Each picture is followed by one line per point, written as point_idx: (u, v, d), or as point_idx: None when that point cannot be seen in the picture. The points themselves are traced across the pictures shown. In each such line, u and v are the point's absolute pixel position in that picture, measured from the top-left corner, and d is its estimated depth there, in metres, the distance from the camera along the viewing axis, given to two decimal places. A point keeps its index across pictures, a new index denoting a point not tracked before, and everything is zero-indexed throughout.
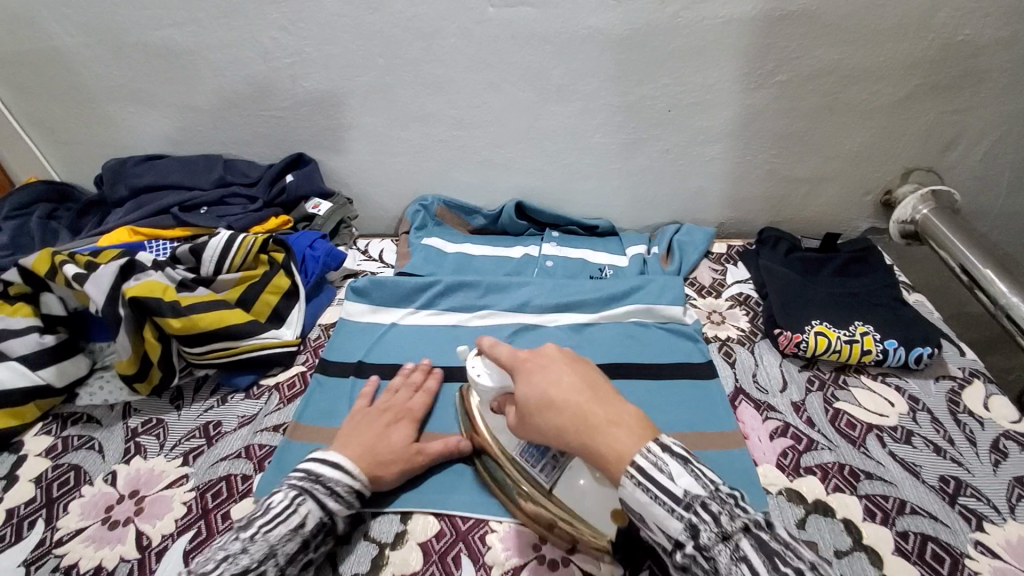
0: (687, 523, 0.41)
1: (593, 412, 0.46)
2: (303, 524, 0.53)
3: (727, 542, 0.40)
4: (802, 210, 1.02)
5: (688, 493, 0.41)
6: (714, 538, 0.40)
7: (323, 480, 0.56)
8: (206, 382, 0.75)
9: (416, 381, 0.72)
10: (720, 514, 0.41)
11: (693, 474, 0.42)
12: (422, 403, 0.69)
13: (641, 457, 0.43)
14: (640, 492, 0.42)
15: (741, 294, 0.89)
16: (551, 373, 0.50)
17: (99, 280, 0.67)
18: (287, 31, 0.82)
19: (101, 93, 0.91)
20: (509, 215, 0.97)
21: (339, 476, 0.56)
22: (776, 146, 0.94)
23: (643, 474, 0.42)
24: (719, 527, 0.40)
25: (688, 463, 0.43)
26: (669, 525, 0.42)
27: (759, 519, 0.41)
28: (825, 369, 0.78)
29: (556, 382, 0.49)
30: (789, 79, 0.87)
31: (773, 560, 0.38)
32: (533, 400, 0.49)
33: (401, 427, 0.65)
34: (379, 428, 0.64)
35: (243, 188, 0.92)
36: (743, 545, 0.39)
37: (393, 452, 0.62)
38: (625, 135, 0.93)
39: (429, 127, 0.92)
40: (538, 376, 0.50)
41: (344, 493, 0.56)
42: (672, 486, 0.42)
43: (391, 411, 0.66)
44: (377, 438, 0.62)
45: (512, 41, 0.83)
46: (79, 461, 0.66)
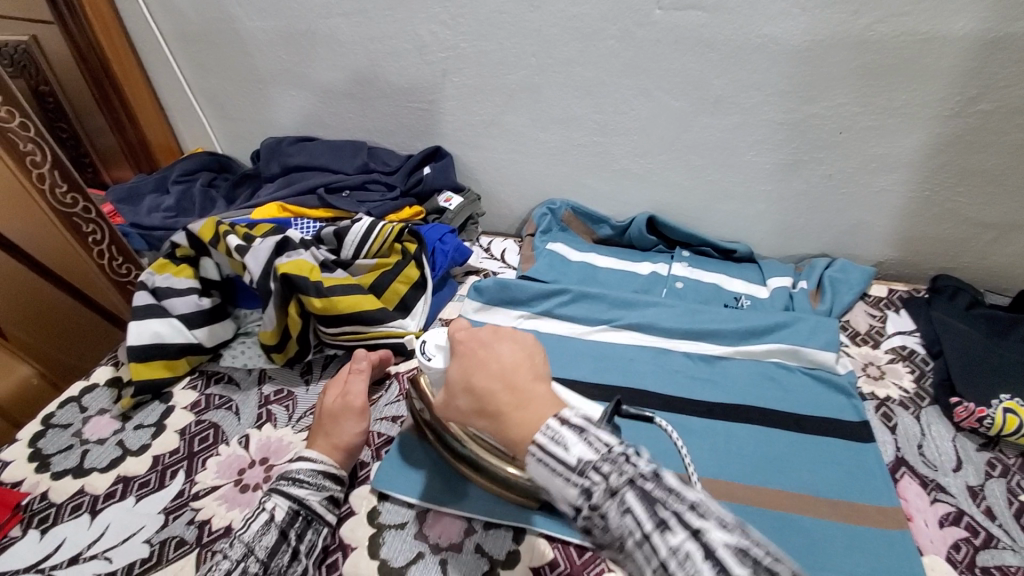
0: (581, 489, 0.36)
1: (505, 400, 0.41)
2: (273, 515, 0.55)
3: (614, 500, 0.35)
4: (983, 259, 0.88)
5: (581, 459, 0.37)
6: (605, 497, 0.35)
7: (285, 474, 0.59)
8: (334, 360, 0.77)
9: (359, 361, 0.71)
10: (612, 474, 0.36)
11: (590, 438, 0.38)
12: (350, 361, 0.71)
13: (540, 434, 0.38)
14: (538, 466, 0.38)
15: (904, 347, 0.78)
16: (479, 354, 0.44)
17: (258, 254, 0.71)
18: (445, 26, 0.82)
19: (267, 75, 0.97)
20: (640, 229, 0.92)
21: (298, 465, 0.59)
22: (965, 183, 0.81)
23: (540, 449, 0.38)
24: (608, 484, 0.35)
25: (583, 430, 0.38)
26: (567, 494, 0.37)
27: (647, 470, 0.36)
28: (1010, 453, 0.66)
29: (476, 367, 0.43)
30: (996, 109, 0.74)
31: (654, 506, 0.34)
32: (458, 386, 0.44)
33: (334, 394, 0.67)
34: (321, 411, 0.66)
35: (382, 176, 0.94)
36: (628, 498, 0.34)
37: (335, 420, 0.64)
38: (783, 155, 0.84)
39: (569, 131, 0.89)
40: (457, 368, 0.45)
41: (305, 477, 0.58)
42: (566, 456, 0.37)
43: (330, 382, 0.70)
44: (332, 423, 0.64)
45: (674, 46, 0.77)
46: (218, 420, 0.71)
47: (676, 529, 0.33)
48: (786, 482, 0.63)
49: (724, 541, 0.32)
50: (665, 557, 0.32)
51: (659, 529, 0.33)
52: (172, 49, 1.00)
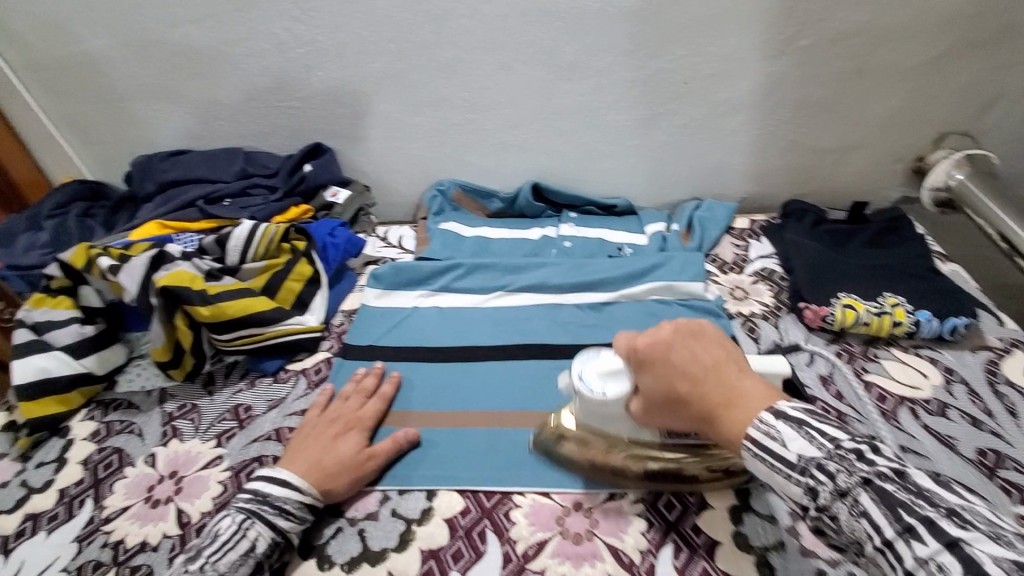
0: (805, 487, 0.40)
1: (712, 399, 0.46)
2: (255, 547, 0.54)
3: (847, 501, 0.39)
4: (828, 181, 0.99)
5: (804, 457, 0.40)
6: (833, 496, 0.39)
7: (270, 499, 0.56)
8: (235, 367, 0.77)
9: (368, 386, 0.71)
10: (840, 475, 0.39)
11: (812, 436, 0.41)
12: (375, 409, 0.68)
13: (755, 431, 0.43)
14: (756, 462, 0.42)
15: (765, 269, 0.88)
16: (668, 357, 0.48)
17: (132, 271, 0.71)
18: (300, 21, 0.83)
19: (127, 92, 0.93)
20: (526, 198, 0.97)
21: (286, 494, 0.56)
22: (799, 116, 0.91)
23: (755, 443, 0.42)
24: (836, 485, 0.39)
25: (802, 427, 0.41)
26: (790, 490, 0.41)
27: (886, 471, 0.38)
28: (854, 342, 0.76)
29: (671, 371, 0.48)
30: (812, 45, 0.84)
31: (897, 511, 0.36)
32: (659, 391, 0.49)
33: (351, 435, 0.64)
34: (325, 441, 0.62)
35: (263, 180, 0.94)
36: (863, 500, 0.38)
37: (342, 462, 0.61)
38: (642, 110, 0.91)
39: (443, 112, 0.92)
40: (648, 374, 0.50)
41: (295, 510, 0.56)
42: (785, 452, 0.41)
43: (339, 419, 0.65)
44: (324, 449, 0.61)
45: (522, 19, 0.82)
46: (121, 445, 0.70)
47: (926, 539, 0.35)
48: None
49: (993, 553, 0.33)
50: (912, 564, 0.35)
51: (903, 535, 0.36)
52: (16, 77, 0.94)
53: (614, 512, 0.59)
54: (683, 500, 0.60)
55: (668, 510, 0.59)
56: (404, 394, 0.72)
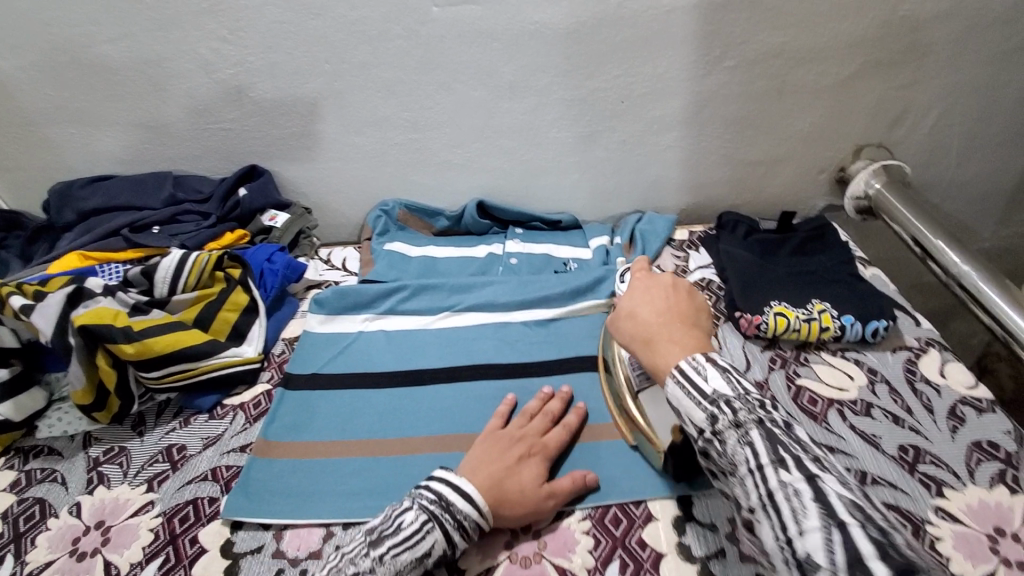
0: (709, 414, 0.44)
1: (662, 333, 0.51)
2: (429, 552, 0.53)
3: (738, 431, 0.43)
4: (760, 192, 1.03)
5: (717, 393, 0.45)
6: (728, 426, 0.43)
7: (453, 509, 0.54)
8: (168, 405, 0.74)
9: (555, 412, 0.67)
10: (741, 411, 0.43)
11: (731, 379, 0.45)
12: (559, 436, 0.64)
13: (685, 364, 0.47)
14: (676, 389, 0.47)
15: (704, 279, 0.91)
16: (649, 293, 0.56)
17: (45, 310, 0.67)
18: (229, 42, 0.81)
19: (41, 116, 0.88)
20: (471, 215, 0.97)
21: (465, 510, 0.54)
22: (730, 131, 0.95)
23: (682, 373, 0.47)
24: (734, 418, 0.43)
25: (726, 371, 0.46)
26: (693, 415, 0.45)
27: (781, 421, 0.43)
28: (786, 348, 0.80)
29: (645, 302, 0.55)
30: (737, 64, 0.87)
31: (778, 448, 0.41)
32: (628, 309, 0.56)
33: (533, 461, 0.61)
34: (510, 460, 0.60)
35: (195, 205, 0.90)
36: (752, 434, 0.42)
37: (524, 488, 0.58)
38: (581, 128, 0.93)
39: (384, 131, 0.91)
40: (629, 297, 0.57)
41: (470, 528, 0.54)
42: (703, 386, 0.45)
43: (525, 442, 0.62)
44: (507, 468, 0.59)
45: (458, 39, 0.82)
46: (43, 494, 0.65)
47: (793, 470, 0.40)
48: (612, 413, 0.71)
49: (838, 491, 0.38)
50: (773, 487, 0.40)
51: (775, 464, 0.41)
52: None
53: (562, 532, 0.60)
54: (629, 515, 0.61)
55: (615, 526, 0.60)
56: (349, 423, 0.71)
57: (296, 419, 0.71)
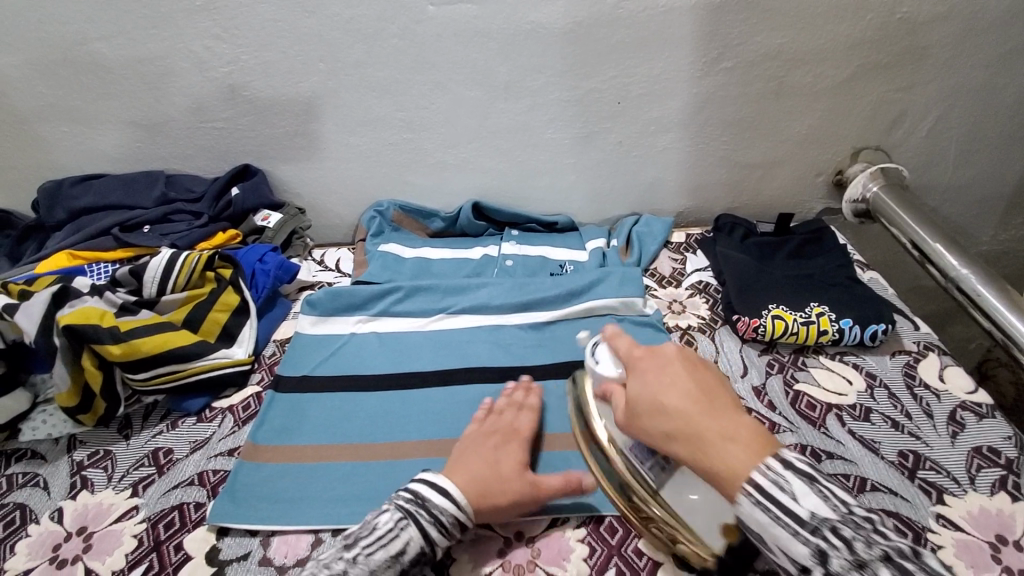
0: (815, 548, 0.39)
1: (709, 425, 0.44)
2: (404, 551, 0.51)
3: (863, 572, 0.37)
4: (757, 195, 1.03)
5: (815, 516, 0.39)
6: (849, 566, 0.38)
7: (429, 505, 0.53)
8: (155, 408, 0.72)
9: (520, 399, 0.69)
10: (855, 542, 0.38)
11: (826, 498, 0.40)
12: (528, 423, 0.66)
13: (761, 476, 0.41)
14: (759, 512, 0.41)
15: (701, 282, 0.90)
16: (668, 373, 0.47)
17: (30, 311, 0.66)
18: (222, 40, 0.80)
19: (30, 113, 0.86)
20: (467, 216, 0.96)
21: (444, 504, 0.53)
22: (727, 133, 0.95)
23: (762, 493, 0.40)
24: (852, 554, 0.38)
25: (814, 482, 0.41)
26: (794, 548, 0.40)
27: (903, 547, 0.38)
28: (785, 352, 0.79)
29: (668, 388, 0.46)
30: (735, 66, 0.87)
31: None
32: (650, 401, 0.47)
33: (510, 452, 0.61)
34: (487, 455, 0.60)
35: (187, 205, 0.89)
36: (883, 575, 0.37)
37: (505, 482, 0.57)
38: (578, 129, 0.92)
39: (378, 131, 0.90)
40: (644, 386, 0.48)
41: (449, 524, 0.53)
42: (796, 508, 0.40)
43: (499, 435, 0.63)
44: (486, 464, 0.59)
45: (455, 38, 0.81)
46: (23, 499, 0.64)
47: None
48: None
49: None
50: None
51: None
52: None
53: (556, 540, 0.58)
54: (624, 522, 0.60)
55: (610, 533, 0.59)
56: (341, 427, 0.70)
57: (283, 422, 0.70)
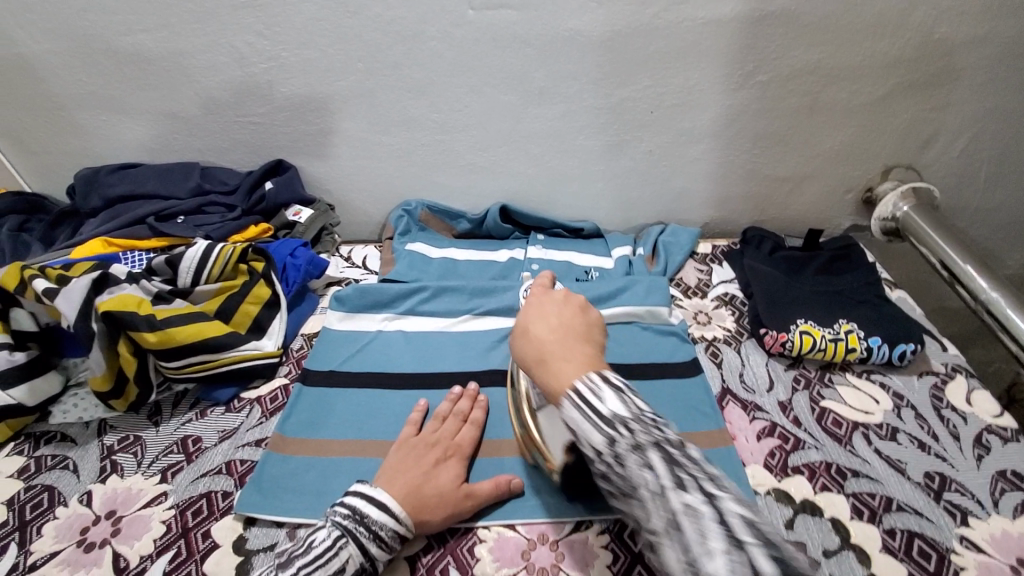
0: (609, 439, 0.39)
1: (555, 350, 0.45)
2: (343, 569, 0.52)
3: (639, 454, 0.38)
4: (784, 209, 1.03)
5: (615, 415, 0.40)
6: (629, 449, 0.38)
7: (367, 522, 0.54)
8: (185, 396, 0.73)
9: (465, 411, 0.69)
10: (641, 432, 0.39)
11: (625, 398, 0.41)
12: (471, 435, 0.66)
13: (580, 385, 0.41)
14: (575, 410, 0.41)
15: (727, 294, 0.90)
16: (540, 309, 0.50)
17: (70, 295, 0.66)
18: (264, 36, 0.81)
19: (72, 101, 0.88)
20: (494, 219, 0.97)
21: (383, 519, 0.55)
22: (758, 146, 0.95)
23: (580, 396, 0.41)
24: (634, 439, 0.38)
25: (621, 391, 0.41)
26: (592, 440, 0.40)
27: (672, 438, 0.39)
28: (811, 367, 0.79)
29: (535, 321, 0.48)
30: (769, 79, 0.87)
31: (675, 469, 0.37)
32: (522, 327, 0.49)
33: (450, 464, 0.62)
34: (427, 465, 0.61)
35: (221, 197, 0.91)
36: (651, 455, 0.37)
37: (443, 493, 0.58)
38: (608, 137, 0.92)
39: (411, 132, 0.91)
40: (524, 316, 0.50)
41: (388, 538, 0.54)
42: (601, 407, 0.40)
43: (441, 446, 0.63)
44: (425, 475, 0.59)
45: (492, 43, 0.82)
46: (53, 481, 0.64)
47: (692, 491, 0.36)
48: None
49: (731, 509, 0.35)
50: (676, 513, 0.35)
51: (675, 487, 0.36)
52: None
53: (579, 545, 0.58)
54: None
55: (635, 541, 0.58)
56: (367, 423, 0.70)
57: (312, 416, 0.70)
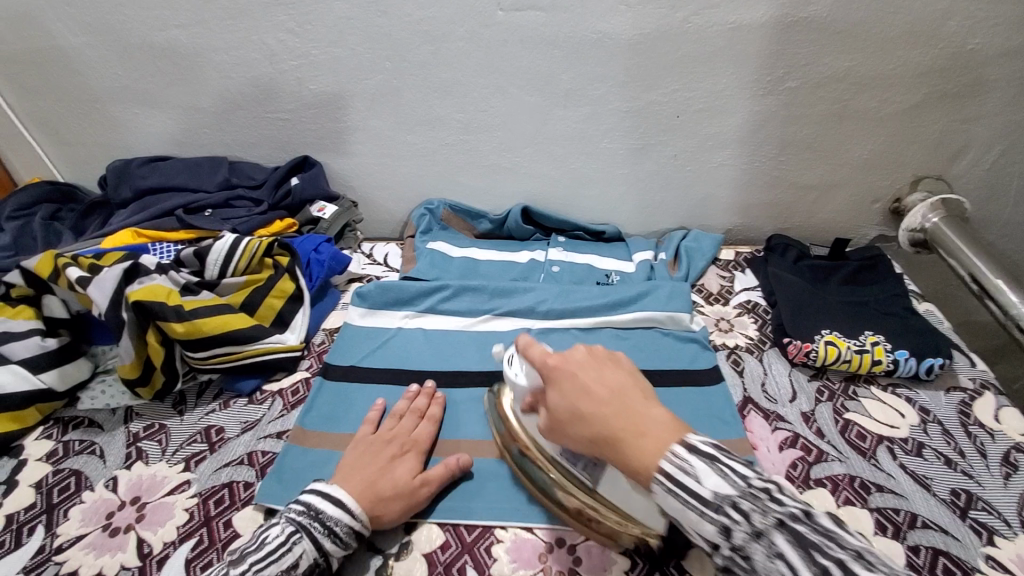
0: (720, 527, 0.38)
1: (624, 424, 0.43)
2: (297, 565, 0.51)
3: (762, 541, 0.36)
4: (809, 217, 1.02)
5: (717, 494, 0.38)
6: (749, 537, 0.37)
7: (322, 517, 0.53)
8: (209, 386, 0.74)
9: (422, 408, 0.69)
10: (754, 513, 0.37)
11: (728, 475, 0.39)
12: (427, 431, 0.66)
13: (666, 462, 0.40)
14: (671, 498, 0.40)
15: (749, 302, 0.89)
16: (574, 380, 0.47)
17: (102, 284, 0.68)
18: (295, 34, 0.82)
19: (106, 94, 0.90)
20: (515, 220, 0.97)
21: (338, 515, 0.54)
22: (784, 153, 0.93)
23: (673, 480, 0.40)
24: (751, 525, 0.37)
25: (714, 460, 0.39)
26: (704, 528, 0.39)
27: (796, 510, 0.37)
28: (835, 379, 0.77)
29: (580, 394, 0.46)
30: (798, 86, 0.86)
31: (809, 553, 0.35)
32: (570, 402, 0.47)
33: (406, 459, 0.62)
34: (382, 461, 0.61)
35: (248, 191, 0.92)
36: (777, 541, 0.36)
37: (397, 488, 0.58)
38: (633, 140, 0.92)
39: (436, 131, 0.91)
40: (558, 393, 0.48)
41: (343, 534, 0.54)
42: (700, 489, 0.39)
43: (396, 442, 0.63)
44: (380, 471, 0.59)
45: (520, 45, 0.82)
46: (80, 466, 0.66)
47: None
48: None
49: None
50: None
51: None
52: None
53: (597, 548, 0.58)
54: None
55: None
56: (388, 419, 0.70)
57: (334, 410, 0.71)
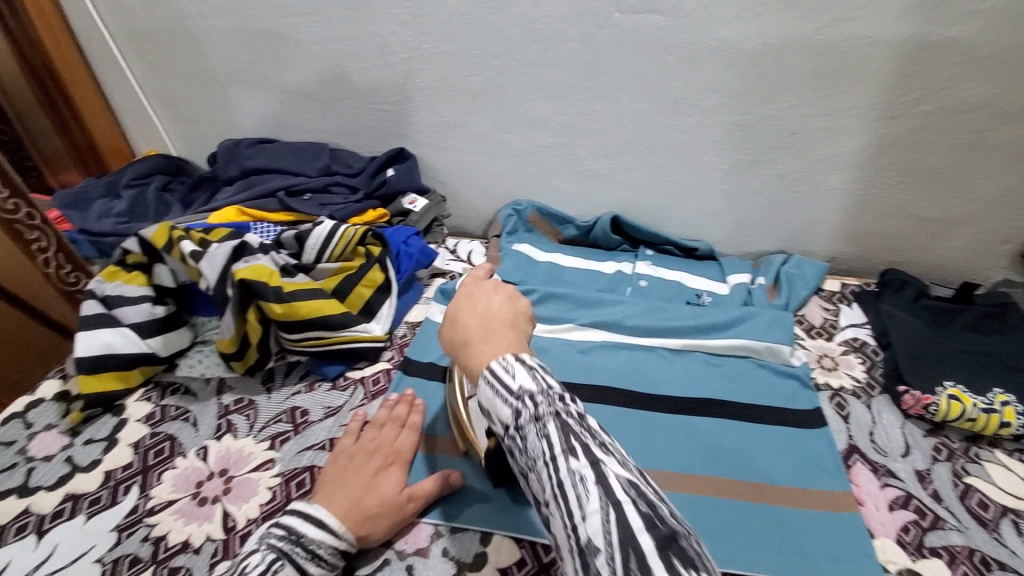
0: (512, 411, 0.38)
1: (479, 334, 0.45)
2: None
3: (537, 425, 0.37)
4: (927, 252, 0.93)
5: (523, 389, 0.38)
6: (530, 420, 0.37)
7: (304, 541, 0.51)
8: (296, 367, 0.76)
9: (400, 414, 0.66)
10: (542, 404, 0.37)
11: (537, 374, 0.39)
12: (410, 441, 0.64)
13: (494, 362, 0.41)
14: (488, 390, 0.40)
15: (857, 339, 0.82)
16: (475, 300, 0.49)
17: (213, 259, 0.70)
18: (407, 27, 0.82)
19: (223, 76, 0.94)
20: (603, 228, 0.93)
21: (321, 538, 0.52)
22: (909, 181, 0.85)
23: (493, 374, 0.40)
24: (535, 411, 0.37)
25: (532, 368, 0.40)
26: (501, 413, 0.39)
27: (574, 408, 0.38)
28: (954, 438, 0.70)
29: (467, 309, 0.48)
30: (936, 110, 0.77)
31: (571, 437, 0.35)
32: (458, 317, 0.48)
33: (390, 472, 0.60)
34: (368, 476, 0.58)
35: (345, 179, 0.93)
36: (548, 426, 0.36)
37: (381, 504, 0.56)
38: (740, 156, 0.87)
39: (534, 132, 0.90)
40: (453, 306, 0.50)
41: (327, 556, 0.52)
42: (510, 382, 0.39)
43: (376, 454, 0.61)
44: (365, 487, 0.57)
45: (633, 49, 0.79)
46: (174, 432, 0.68)
47: (580, 456, 0.34)
48: (744, 471, 0.65)
49: (617, 472, 0.34)
50: (563, 478, 0.34)
51: (564, 454, 0.35)
52: (121, 48, 0.95)
53: None
54: None
55: None
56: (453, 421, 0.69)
57: None
